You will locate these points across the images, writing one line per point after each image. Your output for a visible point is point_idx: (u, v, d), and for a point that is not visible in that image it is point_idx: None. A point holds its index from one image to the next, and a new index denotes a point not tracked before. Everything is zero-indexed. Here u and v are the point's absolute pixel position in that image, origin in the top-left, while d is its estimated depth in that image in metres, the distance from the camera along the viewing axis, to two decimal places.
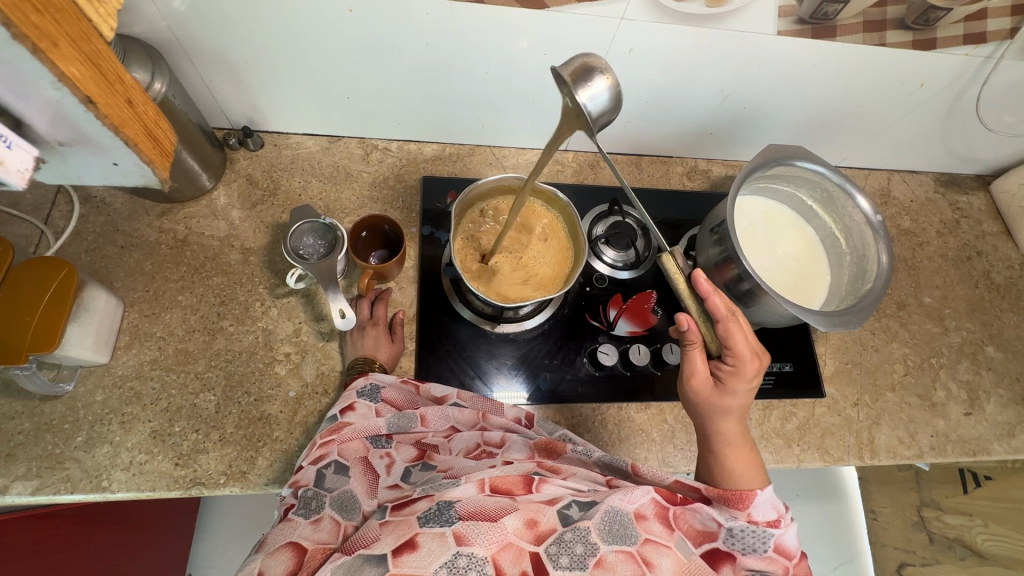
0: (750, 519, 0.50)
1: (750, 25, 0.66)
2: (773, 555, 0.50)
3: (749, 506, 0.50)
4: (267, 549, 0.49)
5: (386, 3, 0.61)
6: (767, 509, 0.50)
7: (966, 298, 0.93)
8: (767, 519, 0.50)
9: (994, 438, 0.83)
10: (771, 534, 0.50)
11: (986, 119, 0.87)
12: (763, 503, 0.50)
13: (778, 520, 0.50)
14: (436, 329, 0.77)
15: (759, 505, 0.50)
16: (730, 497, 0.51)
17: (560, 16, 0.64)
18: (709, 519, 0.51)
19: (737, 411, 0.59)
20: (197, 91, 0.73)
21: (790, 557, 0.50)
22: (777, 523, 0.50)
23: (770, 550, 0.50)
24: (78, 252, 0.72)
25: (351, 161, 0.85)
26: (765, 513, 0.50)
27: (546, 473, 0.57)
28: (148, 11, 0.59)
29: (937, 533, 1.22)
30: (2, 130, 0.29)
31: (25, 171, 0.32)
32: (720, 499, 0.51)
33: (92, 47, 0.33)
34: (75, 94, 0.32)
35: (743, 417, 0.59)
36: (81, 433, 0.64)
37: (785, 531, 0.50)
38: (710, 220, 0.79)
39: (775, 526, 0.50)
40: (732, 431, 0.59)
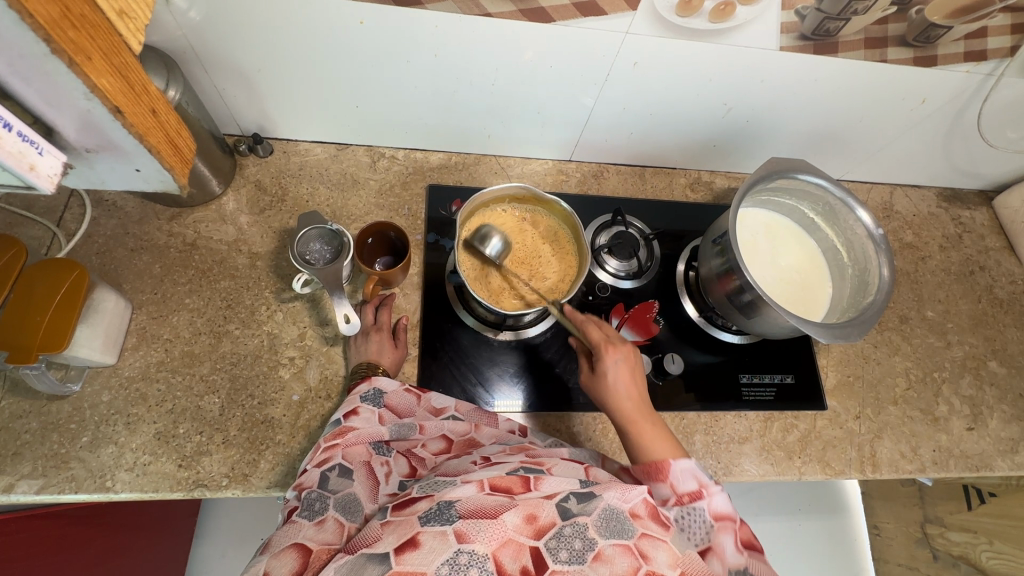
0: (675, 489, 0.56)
1: (753, 41, 0.67)
2: (714, 525, 0.53)
3: (669, 476, 0.56)
4: (271, 551, 0.49)
5: (396, 16, 0.62)
6: (687, 479, 0.56)
7: (968, 312, 0.93)
8: (690, 488, 0.55)
9: (997, 454, 0.83)
10: (701, 507, 0.54)
11: (988, 136, 0.88)
12: (682, 473, 0.56)
13: (700, 488, 0.55)
14: (439, 336, 0.78)
15: (679, 474, 0.56)
16: (650, 470, 0.57)
17: (567, 29, 0.65)
18: (657, 500, 0.55)
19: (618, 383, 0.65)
20: (209, 99, 0.75)
21: (730, 521, 0.54)
22: (701, 493, 0.55)
23: (711, 522, 0.54)
24: (90, 254, 0.73)
25: (359, 169, 0.86)
26: (686, 482, 0.56)
27: (535, 469, 0.56)
28: (164, 20, 0.60)
29: (942, 550, 1.20)
30: (35, 137, 0.30)
31: (54, 177, 0.32)
32: (643, 473, 0.58)
33: (122, 60, 0.32)
34: (106, 104, 0.31)
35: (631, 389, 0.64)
36: (87, 433, 0.65)
37: (713, 499, 0.55)
38: (712, 231, 0.80)
39: (700, 496, 0.55)
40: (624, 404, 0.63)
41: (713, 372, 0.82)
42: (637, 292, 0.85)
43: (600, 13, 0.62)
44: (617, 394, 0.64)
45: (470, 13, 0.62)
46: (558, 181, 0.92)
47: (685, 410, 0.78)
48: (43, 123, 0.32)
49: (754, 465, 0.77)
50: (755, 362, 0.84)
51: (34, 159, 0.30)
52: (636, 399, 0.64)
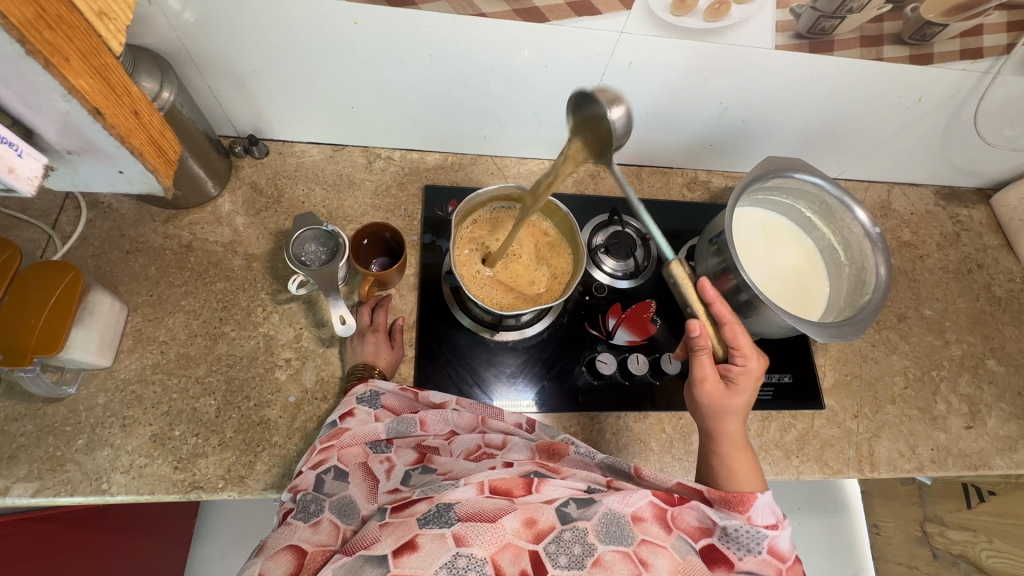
0: (749, 521, 0.51)
1: (749, 39, 0.67)
2: (764, 555, 0.51)
3: (749, 509, 0.51)
4: (266, 552, 0.49)
5: (389, 15, 0.62)
6: (766, 513, 0.51)
7: (967, 311, 0.92)
8: (765, 522, 0.51)
9: (996, 452, 0.82)
10: (766, 535, 0.51)
11: (985, 133, 0.87)
12: (763, 506, 0.51)
13: (776, 524, 0.51)
14: (435, 336, 0.78)
15: (760, 508, 0.51)
16: (731, 499, 0.52)
17: (561, 29, 0.65)
18: (703, 516, 0.52)
19: (737, 413, 0.62)
20: (205, 100, 0.75)
21: (784, 560, 0.51)
22: (776, 526, 0.51)
23: (764, 551, 0.50)
24: (85, 256, 0.73)
25: (355, 170, 0.86)
26: (765, 517, 0.51)
27: (547, 473, 0.56)
28: (158, 22, 0.60)
29: (941, 549, 1.19)
30: (14, 139, 0.30)
31: (35, 179, 0.32)
32: (721, 502, 0.52)
33: (102, 61, 0.32)
34: (86, 106, 0.31)
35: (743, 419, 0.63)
36: (82, 435, 0.64)
37: (780, 534, 0.51)
38: (709, 231, 0.79)
39: (773, 529, 0.51)
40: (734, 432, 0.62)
41: None
42: (635, 292, 0.85)
43: (594, 12, 0.62)
44: (732, 421, 0.62)
45: (464, 13, 0.62)
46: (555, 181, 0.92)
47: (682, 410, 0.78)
48: (22, 125, 0.32)
49: None
50: None
51: (13, 162, 0.30)
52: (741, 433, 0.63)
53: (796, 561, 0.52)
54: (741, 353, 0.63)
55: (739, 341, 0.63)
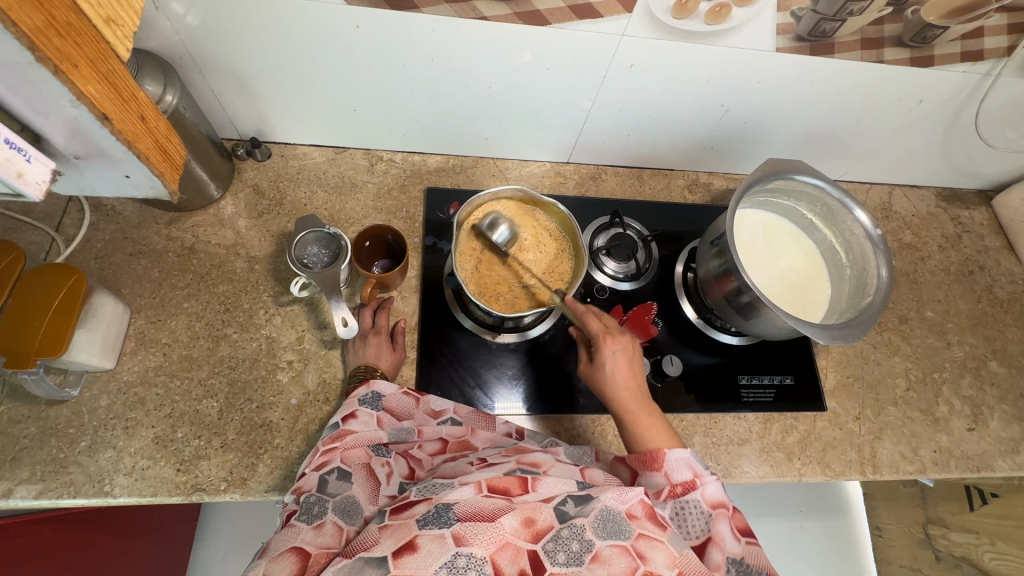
0: (670, 479, 0.55)
1: (749, 42, 0.67)
2: (712, 514, 0.52)
3: (663, 465, 0.55)
4: (269, 555, 0.49)
5: (391, 19, 0.62)
6: (682, 468, 0.55)
7: (968, 312, 0.92)
8: (684, 478, 0.55)
9: (999, 454, 0.82)
10: (696, 496, 0.53)
11: (986, 135, 0.87)
12: (677, 461, 0.55)
13: (694, 478, 0.54)
14: (437, 339, 0.78)
15: (673, 463, 0.56)
16: (646, 459, 0.56)
17: (562, 32, 0.65)
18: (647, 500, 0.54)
19: (619, 378, 0.65)
20: (207, 103, 0.75)
21: (723, 507, 0.53)
22: (696, 480, 0.54)
23: (703, 508, 0.53)
24: (88, 259, 0.74)
25: (357, 172, 0.86)
26: (681, 472, 0.55)
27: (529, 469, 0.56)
28: (161, 25, 0.60)
29: (943, 551, 1.19)
30: (23, 144, 0.30)
31: (43, 184, 0.32)
32: (640, 466, 0.57)
33: (110, 67, 0.32)
34: (93, 111, 0.31)
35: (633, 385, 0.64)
36: (85, 437, 0.65)
37: (706, 487, 0.54)
38: (710, 233, 0.79)
39: (694, 485, 0.54)
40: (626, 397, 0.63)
41: (713, 373, 0.82)
42: (636, 294, 0.85)
43: (596, 15, 0.62)
44: (616, 385, 0.64)
45: (466, 16, 0.62)
46: (556, 183, 0.92)
47: (684, 412, 0.78)
48: (30, 131, 0.32)
49: (753, 467, 0.77)
50: (754, 363, 0.84)
51: (22, 167, 0.30)
52: (635, 391, 0.64)
53: (734, 507, 0.54)
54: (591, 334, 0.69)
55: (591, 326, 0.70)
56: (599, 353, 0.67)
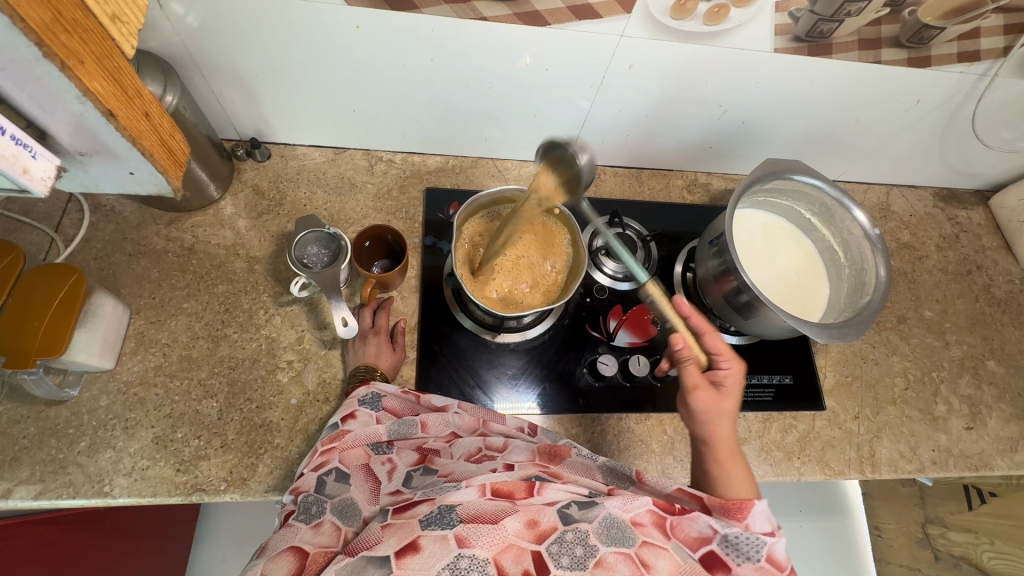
0: (746, 528, 0.50)
1: (747, 42, 0.67)
2: (764, 562, 0.48)
3: (748, 516, 0.50)
4: (268, 554, 0.49)
5: (392, 20, 0.63)
6: (763, 522, 0.50)
7: (966, 312, 0.93)
8: (762, 529, 0.50)
9: (997, 453, 0.82)
10: (763, 542, 0.49)
11: (983, 135, 0.88)
12: (760, 514, 0.50)
13: (773, 532, 0.50)
14: (437, 339, 0.78)
15: (757, 515, 0.50)
16: (730, 507, 0.51)
17: (561, 32, 0.65)
18: (705, 526, 0.50)
19: (728, 414, 0.60)
20: (207, 103, 0.75)
21: (782, 571, 0.48)
22: (773, 533, 0.49)
23: (763, 560, 0.48)
24: (87, 259, 0.74)
25: (356, 173, 0.86)
26: (762, 524, 0.50)
27: (548, 478, 0.56)
28: (161, 26, 0.61)
29: (943, 551, 1.19)
30: (28, 141, 0.30)
31: (48, 180, 0.32)
32: (720, 509, 0.51)
33: (115, 64, 0.32)
34: (99, 108, 0.32)
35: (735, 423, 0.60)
36: (84, 438, 0.65)
37: (777, 542, 0.49)
38: (709, 232, 0.80)
39: (769, 535, 0.49)
40: (724, 434, 0.59)
41: None
42: (635, 294, 0.85)
43: (595, 16, 0.63)
44: (718, 423, 0.59)
45: (466, 17, 0.63)
46: None
47: None
48: (36, 127, 0.32)
49: (753, 466, 0.77)
50: (753, 363, 0.85)
51: (27, 163, 0.30)
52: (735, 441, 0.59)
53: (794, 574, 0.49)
54: (723, 358, 0.62)
55: (719, 347, 0.62)
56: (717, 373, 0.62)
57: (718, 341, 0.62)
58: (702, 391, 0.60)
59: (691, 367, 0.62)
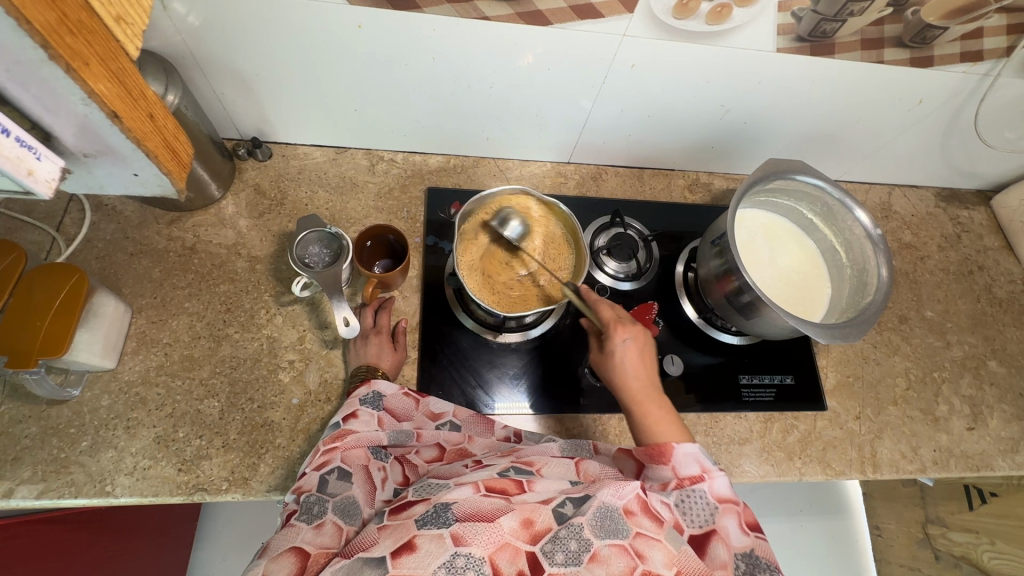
0: (677, 474, 0.55)
1: (750, 42, 0.67)
2: (718, 506, 0.52)
3: (670, 460, 0.55)
4: (269, 554, 0.49)
5: (393, 19, 0.62)
6: (690, 462, 0.55)
7: (968, 312, 0.93)
8: (691, 472, 0.54)
9: (998, 453, 0.82)
10: (701, 489, 0.53)
11: (986, 135, 0.88)
12: (684, 456, 0.55)
13: (702, 472, 0.54)
14: (438, 338, 0.78)
15: (681, 458, 0.55)
16: (653, 454, 0.56)
17: (564, 32, 0.65)
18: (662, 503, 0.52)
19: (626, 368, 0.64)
20: (208, 103, 0.75)
21: (733, 503, 0.53)
22: (703, 475, 0.54)
23: (711, 505, 0.52)
24: (89, 258, 0.74)
25: (358, 172, 0.86)
26: (688, 466, 0.54)
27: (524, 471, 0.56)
28: (163, 25, 0.60)
29: (943, 551, 1.19)
30: (33, 143, 0.30)
31: (52, 182, 0.32)
32: (648, 460, 0.57)
33: (119, 65, 0.32)
34: (104, 109, 0.32)
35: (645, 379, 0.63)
36: (86, 437, 0.65)
37: (714, 482, 0.53)
38: (711, 232, 0.80)
39: (701, 479, 0.54)
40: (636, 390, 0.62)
41: (713, 373, 0.83)
42: (637, 294, 0.85)
43: (597, 16, 0.63)
44: (625, 375, 0.63)
45: (467, 16, 0.62)
46: (557, 183, 0.92)
47: (684, 412, 0.78)
48: (41, 129, 0.32)
49: (754, 466, 0.77)
50: (754, 363, 0.85)
51: (32, 165, 0.30)
52: (644, 380, 0.63)
53: (744, 504, 0.53)
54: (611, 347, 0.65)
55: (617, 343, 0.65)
56: (610, 341, 0.66)
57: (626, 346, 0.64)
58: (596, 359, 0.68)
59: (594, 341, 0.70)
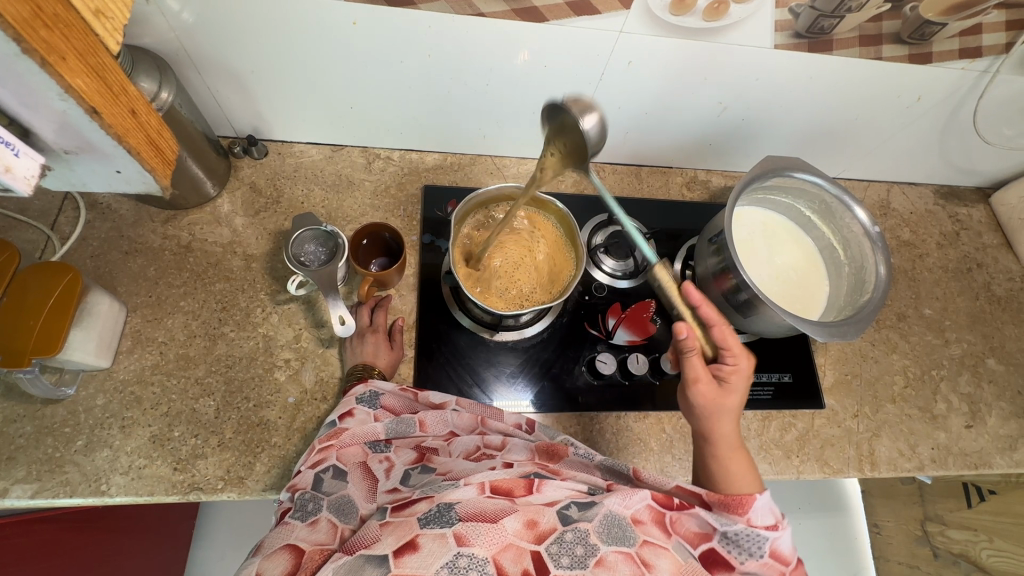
0: (750, 523, 0.49)
1: (746, 39, 0.67)
2: (768, 559, 0.50)
3: (748, 511, 0.49)
4: (263, 552, 0.49)
5: (387, 15, 0.62)
6: (765, 514, 0.50)
7: (966, 310, 0.92)
8: (766, 523, 0.50)
9: (996, 451, 0.82)
10: (766, 538, 0.49)
11: (984, 132, 0.87)
12: (762, 508, 0.50)
13: (776, 524, 0.49)
14: (435, 337, 0.78)
15: (758, 509, 0.49)
16: (730, 503, 0.50)
17: (560, 28, 0.65)
18: (704, 522, 0.51)
19: (731, 410, 0.59)
20: (203, 100, 0.74)
21: (786, 562, 0.50)
22: (775, 527, 0.49)
23: (766, 555, 0.49)
24: (84, 257, 0.73)
25: (354, 170, 0.86)
26: (764, 518, 0.49)
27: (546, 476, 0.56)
28: (156, 22, 0.60)
29: (942, 548, 1.20)
30: (9, 138, 0.30)
31: (31, 178, 0.32)
32: (720, 505, 0.51)
33: (99, 61, 0.32)
34: (83, 105, 0.31)
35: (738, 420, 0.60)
36: (81, 436, 0.64)
37: (781, 535, 0.50)
38: (709, 230, 0.79)
39: (774, 530, 0.49)
40: (728, 433, 0.59)
41: None
42: (634, 292, 0.85)
43: (593, 12, 0.62)
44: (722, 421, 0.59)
45: (463, 12, 0.62)
46: (554, 181, 0.92)
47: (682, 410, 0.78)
48: (19, 125, 0.32)
49: None
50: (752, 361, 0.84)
51: (8, 161, 0.30)
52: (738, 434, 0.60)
53: (798, 561, 0.51)
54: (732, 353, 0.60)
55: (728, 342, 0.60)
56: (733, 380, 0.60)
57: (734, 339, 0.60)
58: (704, 386, 0.59)
59: (697, 359, 0.60)
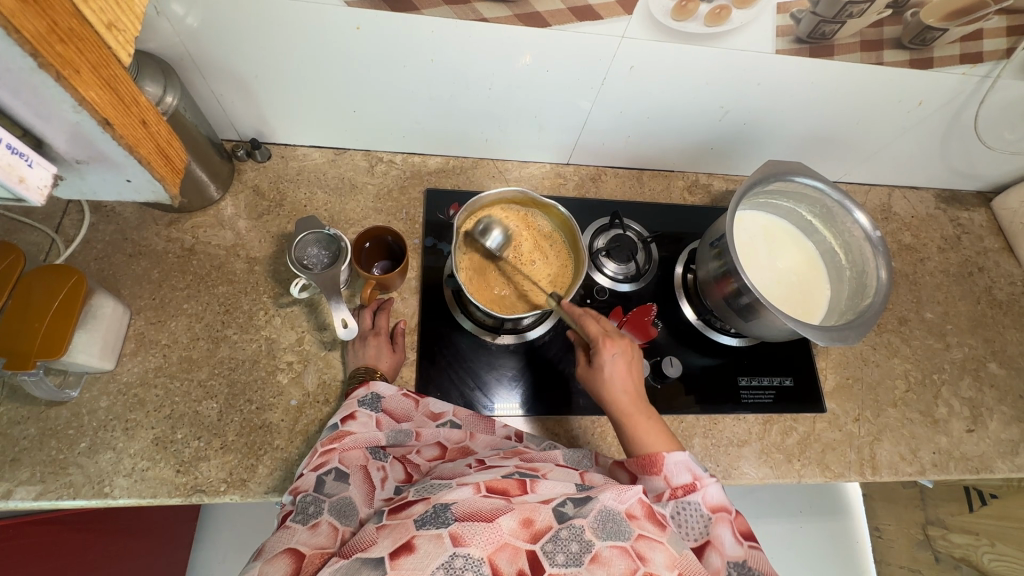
0: (668, 481, 0.56)
1: (748, 44, 0.67)
2: (712, 516, 0.54)
3: (663, 469, 0.57)
4: (264, 557, 0.49)
5: (391, 20, 0.62)
6: (682, 470, 0.57)
7: (968, 314, 0.93)
8: (683, 480, 0.56)
9: (998, 455, 0.82)
10: (695, 499, 0.55)
11: (986, 137, 0.88)
12: (675, 465, 0.57)
13: (694, 480, 0.56)
14: (437, 340, 0.78)
15: (673, 467, 0.57)
16: (646, 464, 0.58)
17: (562, 34, 0.65)
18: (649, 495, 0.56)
19: (615, 378, 0.66)
20: (207, 104, 0.75)
21: (725, 512, 0.55)
22: (695, 483, 0.56)
23: (704, 511, 0.54)
24: (88, 259, 0.74)
25: (357, 173, 0.86)
26: (680, 475, 0.56)
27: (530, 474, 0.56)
28: (161, 27, 0.60)
29: (943, 552, 1.20)
30: (24, 149, 0.30)
31: (44, 189, 0.32)
32: (640, 468, 0.58)
33: (111, 73, 0.32)
34: (95, 116, 0.32)
35: (629, 386, 0.65)
36: (85, 439, 0.65)
37: (705, 489, 0.56)
38: (710, 234, 0.79)
39: (694, 487, 0.56)
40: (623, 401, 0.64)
41: (712, 374, 0.82)
42: (636, 295, 0.85)
43: (596, 17, 0.63)
44: (614, 389, 0.65)
45: (466, 17, 0.62)
46: (556, 184, 0.92)
47: (683, 414, 0.78)
48: (32, 136, 0.32)
49: (753, 468, 0.77)
50: (754, 365, 0.84)
51: (24, 172, 0.30)
52: (633, 395, 0.64)
53: (738, 513, 0.55)
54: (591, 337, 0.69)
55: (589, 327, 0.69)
56: (598, 356, 0.67)
57: (592, 322, 0.69)
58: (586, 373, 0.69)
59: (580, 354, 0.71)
